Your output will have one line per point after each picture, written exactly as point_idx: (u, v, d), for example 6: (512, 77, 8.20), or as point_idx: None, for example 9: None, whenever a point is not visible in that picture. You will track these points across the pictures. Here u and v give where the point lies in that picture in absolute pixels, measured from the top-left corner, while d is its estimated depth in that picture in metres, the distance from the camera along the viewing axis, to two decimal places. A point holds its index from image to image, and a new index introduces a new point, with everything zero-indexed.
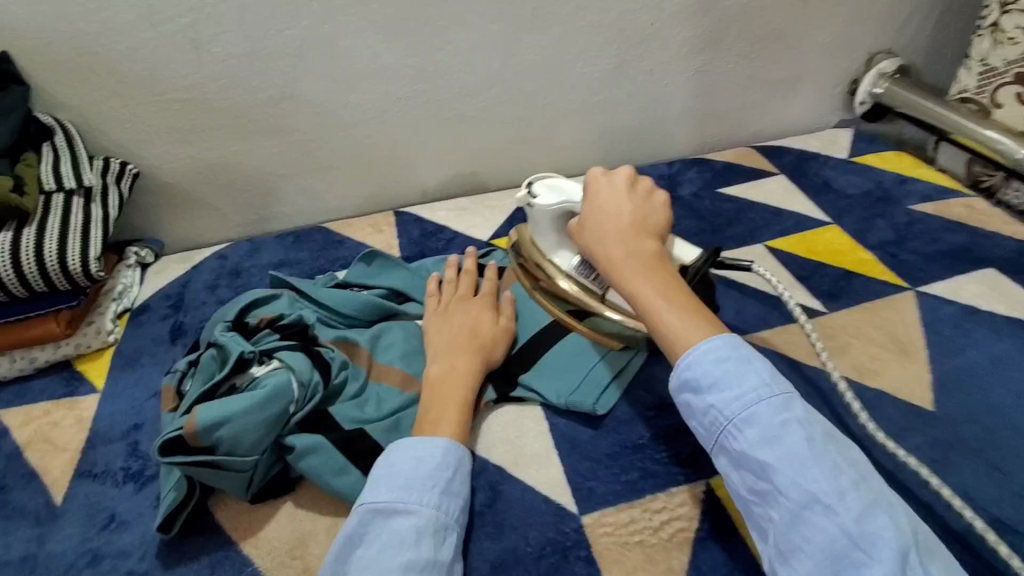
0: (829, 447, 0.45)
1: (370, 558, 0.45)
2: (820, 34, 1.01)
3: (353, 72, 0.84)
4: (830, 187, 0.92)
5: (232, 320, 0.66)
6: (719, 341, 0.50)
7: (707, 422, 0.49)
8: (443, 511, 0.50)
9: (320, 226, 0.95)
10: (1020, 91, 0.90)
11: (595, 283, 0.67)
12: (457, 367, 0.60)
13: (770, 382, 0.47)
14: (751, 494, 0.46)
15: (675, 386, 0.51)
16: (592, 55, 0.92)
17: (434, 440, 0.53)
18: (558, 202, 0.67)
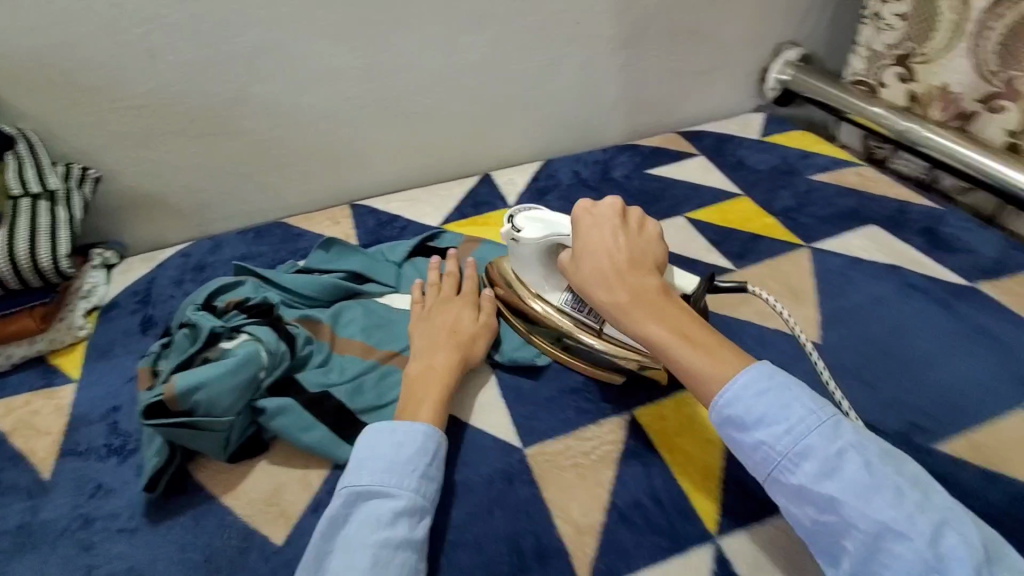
0: (888, 469, 0.45)
1: (353, 537, 0.49)
2: (729, 29, 1.12)
3: (304, 75, 0.91)
4: (743, 164, 1.04)
5: (201, 303, 0.73)
6: (755, 374, 0.50)
7: (758, 457, 0.49)
8: (420, 494, 0.54)
9: (279, 222, 1.01)
10: (900, 71, 1.02)
11: (590, 317, 0.66)
12: (436, 364, 0.63)
13: (817, 410, 0.48)
14: (816, 526, 0.46)
15: (719, 423, 0.51)
16: (525, 53, 1.01)
17: (414, 426, 0.57)
18: (545, 236, 0.66)
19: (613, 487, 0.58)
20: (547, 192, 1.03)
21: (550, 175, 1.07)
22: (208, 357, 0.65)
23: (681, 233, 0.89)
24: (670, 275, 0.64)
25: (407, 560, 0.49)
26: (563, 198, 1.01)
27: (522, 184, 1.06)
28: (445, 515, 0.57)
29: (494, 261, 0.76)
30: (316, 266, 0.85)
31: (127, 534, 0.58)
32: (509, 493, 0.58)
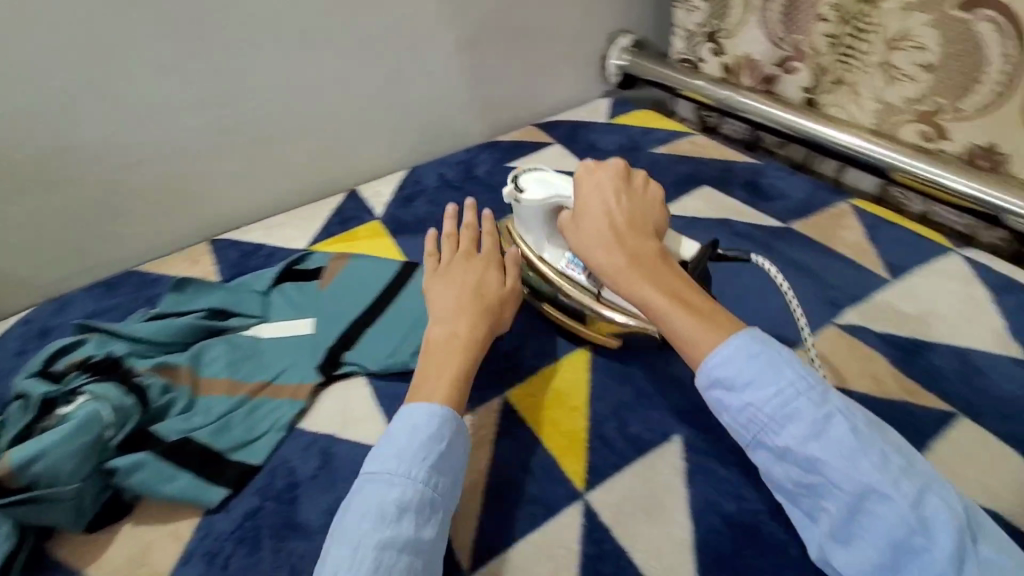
0: (873, 435, 0.49)
1: (353, 530, 0.49)
2: (565, 22, 1.20)
3: (132, 113, 0.86)
4: (594, 147, 1.11)
5: (33, 371, 0.67)
6: (743, 338, 0.53)
7: (743, 418, 0.52)
8: (429, 487, 0.52)
9: (133, 271, 0.94)
10: (712, 47, 1.13)
11: (590, 281, 0.68)
12: (458, 333, 0.63)
13: (809, 376, 0.51)
14: (798, 484, 0.50)
15: (705, 385, 0.54)
16: (369, 64, 1.01)
17: (430, 409, 0.56)
18: (548, 196, 0.69)
19: (489, 467, 0.60)
20: (413, 198, 1.04)
21: (416, 181, 1.08)
22: (44, 426, 0.60)
23: None
24: (675, 243, 0.65)
25: (410, 559, 0.48)
26: (429, 201, 1.03)
27: (389, 193, 1.06)
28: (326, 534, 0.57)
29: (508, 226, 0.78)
30: (171, 308, 0.80)
31: None
32: None
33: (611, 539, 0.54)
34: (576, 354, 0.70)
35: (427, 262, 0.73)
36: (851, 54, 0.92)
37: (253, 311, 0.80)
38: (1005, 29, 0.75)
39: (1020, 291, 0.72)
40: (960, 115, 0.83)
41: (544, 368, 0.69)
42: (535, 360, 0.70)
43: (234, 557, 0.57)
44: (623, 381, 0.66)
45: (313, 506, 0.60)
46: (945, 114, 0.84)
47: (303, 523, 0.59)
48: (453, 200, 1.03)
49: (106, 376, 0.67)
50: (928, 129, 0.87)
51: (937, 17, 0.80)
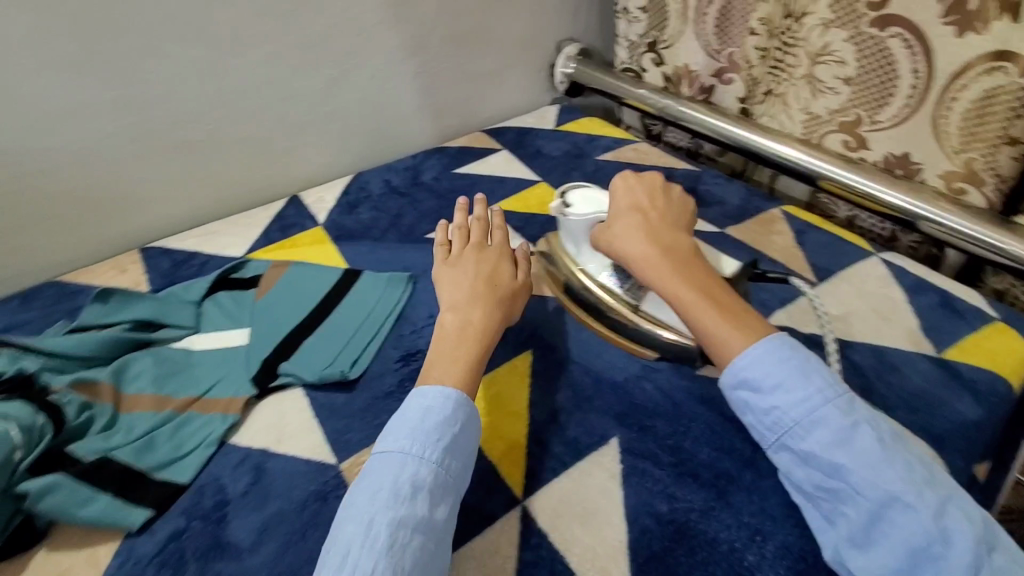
0: (897, 447, 0.51)
1: (363, 507, 0.49)
2: (511, 30, 1.21)
3: (50, 113, 0.82)
4: (540, 153, 1.12)
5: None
6: (776, 343, 0.56)
7: (770, 422, 0.55)
8: (442, 469, 0.53)
9: (53, 281, 0.89)
10: (653, 57, 1.17)
11: (630, 292, 0.70)
12: (472, 319, 0.64)
13: (836, 386, 0.53)
14: (818, 489, 0.52)
15: (731, 386, 0.57)
16: (309, 68, 0.99)
17: (444, 390, 0.57)
18: (592, 212, 0.72)
19: None
20: (357, 204, 1.02)
21: (361, 187, 1.06)
22: None
23: None
24: (716, 261, 0.67)
25: (421, 537, 0.48)
26: (374, 208, 1.01)
27: (332, 199, 1.04)
28: (255, 554, 0.55)
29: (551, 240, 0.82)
30: (93, 321, 0.76)
31: None
32: (324, 510, 0.57)
33: (547, 544, 0.54)
34: (520, 360, 0.70)
35: (438, 251, 0.74)
36: (778, 66, 0.98)
37: (184, 323, 0.77)
38: (912, 45, 0.80)
39: (932, 291, 0.77)
40: (877, 125, 0.88)
41: (489, 374, 0.69)
42: None
43: None
44: (563, 387, 0.67)
45: (240, 524, 0.57)
46: (864, 125, 0.90)
47: (231, 543, 0.56)
48: (399, 206, 1.02)
49: (16, 394, 0.62)
50: (850, 139, 0.93)
51: (852, 33, 0.85)
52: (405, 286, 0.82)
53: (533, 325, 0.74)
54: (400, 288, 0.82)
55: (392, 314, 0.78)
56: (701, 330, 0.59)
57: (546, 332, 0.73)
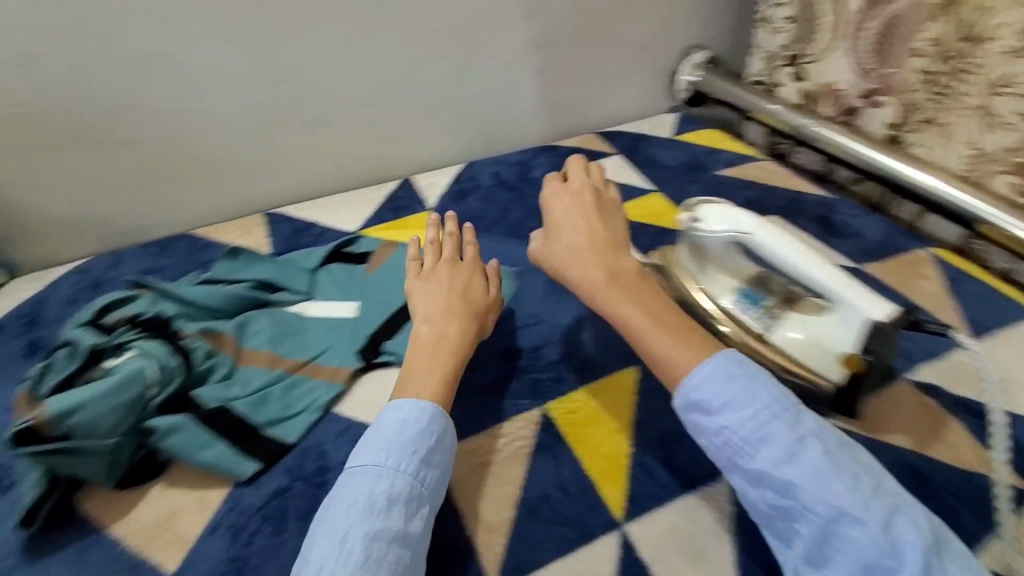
0: (843, 457, 0.50)
1: (337, 521, 0.48)
2: (638, 33, 1.17)
3: (205, 79, 0.87)
4: (657, 161, 1.08)
5: (87, 320, 0.68)
6: (721, 359, 0.55)
7: (720, 441, 0.53)
8: (419, 480, 0.52)
9: (186, 234, 0.95)
10: (793, 72, 1.10)
11: (756, 322, 0.67)
12: (448, 333, 0.63)
13: (783, 399, 0.52)
14: (772, 508, 0.50)
15: (683, 407, 0.55)
16: (439, 55, 1.00)
17: (414, 402, 0.56)
18: (725, 232, 0.67)
19: (524, 482, 0.58)
20: (466, 193, 1.02)
21: (471, 176, 1.06)
22: (89, 377, 0.60)
23: None
24: (862, 302, 0.58)
25: (399, 550, 0.48)
26: (483, 198, 1.01)
27: (443, 186, 1.05)
28: None
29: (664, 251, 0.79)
30: (222, 276, 0.81)
31: None
32: None
33: None
34: (625, 374, 0.67)
35: (410, 266, 0.72)
36: (943, 94, 0.88)
37: (301, 289, 0.80)
38: None
39: None
40: None
41: (591, 384, 0.66)
42: (580, 374, 0.68)
43: (259, 534, 0.56)
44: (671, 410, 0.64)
45: None
46: None
47: None
48: (508, 199, 1.00)
49: (154, 333, 0.67)
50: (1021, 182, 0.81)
51: None
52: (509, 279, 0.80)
53: None
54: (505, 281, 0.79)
55: None
56: (650, 355, 0.58)
57: None
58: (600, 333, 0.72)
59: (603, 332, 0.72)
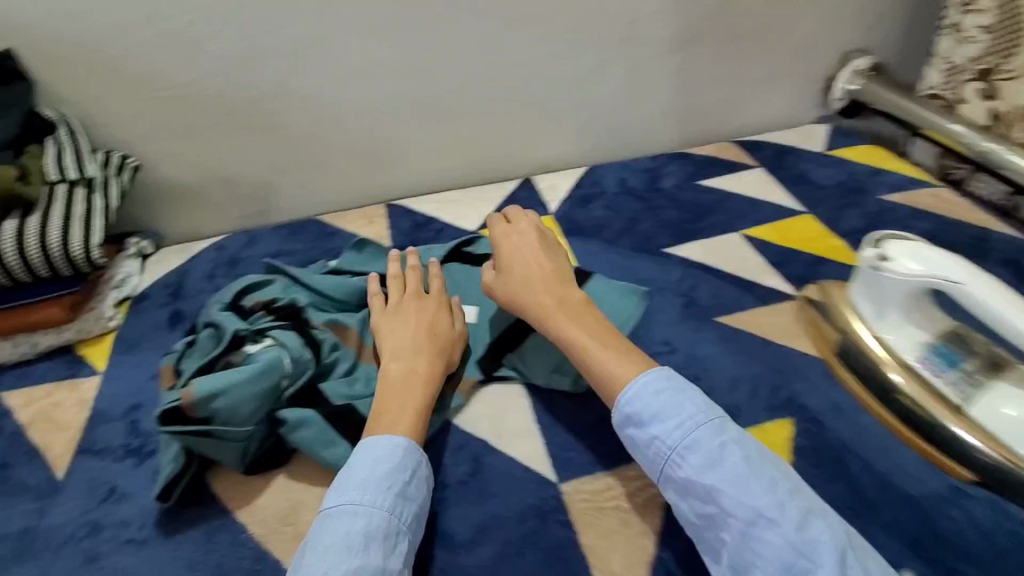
0: (763, 462, 0.50)
1: (314, 565, 0.45)
2: (795, 33, 1.05)
3: (345, 68, 0.87)
4: (806, 179, 0.97)
5: (229, 302, 0.70)
6: (658, 377, 0.55)
7: (652, 454, 0.53)
8: (395, 515, 0.50)
9: (313, 219, 0.97)
10: (981, 87, 0.95)
11: (950, 388, 0.58)
12: (418, 368, 0.60)
13: (708, 409, 0.53)
14: (698, 517, 0.49)
15: (619, 422, 0.55)
16: (576, 52, 0.95)
17: (391, 439, 0.53)
18: (923, 274, 0.57)
19: (659, 537, 0.53)
20: (590, 199, 0.96)
21: (595, 181, 1.00)
22: (230, 362, 0.61)
23: (739, 253, 0.82)
24: None
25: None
26: (608, 206, 0.94)
27: (566, 189, 0.99)
28: (471, 552, 0.52)
29: (822, 287, 0.71)
30: (349, 267, 0.80)
31: (135, 546, 0.56)
32: (543, 533, 0.53)
33: None
34: (776, 427, 0.60)
35: (374, 301, 0.68)
36: None
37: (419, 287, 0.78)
38: None
39: None
40: None
41: None
42: None
43: None
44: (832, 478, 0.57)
45: (457, 515, 0.55)
46: None
47: (447, 531, 0.54)
48: (636, 208, 0.93)
49: (288, 322, 0.67)
50: None
51: None
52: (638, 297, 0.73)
53: (793, 389, 0.63)
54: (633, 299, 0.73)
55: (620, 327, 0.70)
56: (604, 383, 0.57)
57: (813, 404, 0.62)
58: (744, 374, 0.65)
59: (748, 373, 0.65)
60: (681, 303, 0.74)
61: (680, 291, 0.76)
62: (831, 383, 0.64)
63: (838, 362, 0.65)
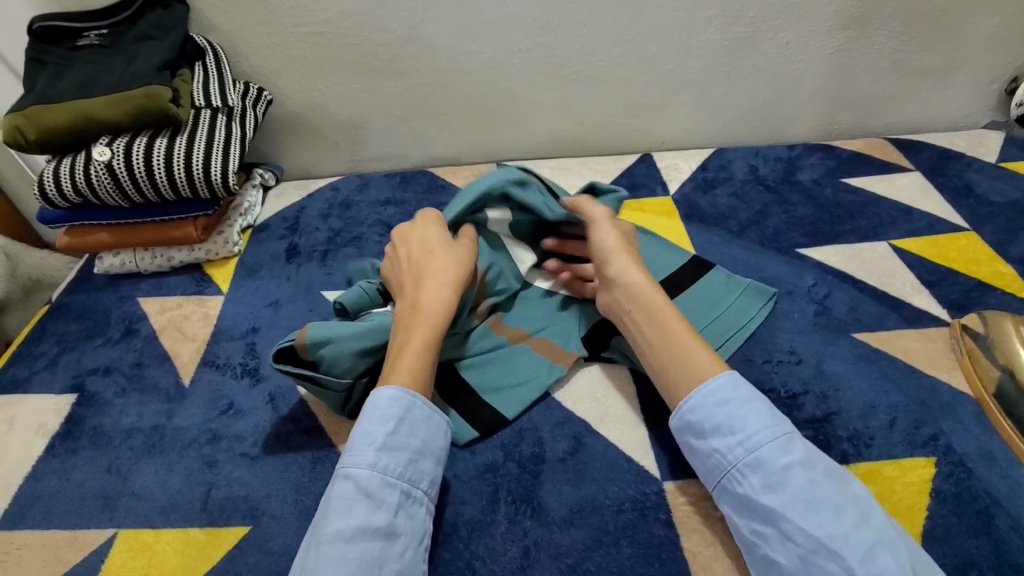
0: (832, 488, 0.46)
1: (312, 533, 0.47)
2: (990, 19, 0.89)
3: (480, 19, 0.84)
4: (972, 191, 0.85)
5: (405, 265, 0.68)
6: (731, 383, 0.51)
7: (710, 466, 0.50)
8: (379, 469, 0.49)
9: (424, 170, 0.97)
10: None
11: None
12: (423, 304, 0.58)
13: (773, 425, 0.49)
14: (753, 535, 0.47)
15: (678, 430, 0.53)
16: (725, 22, 0.86)
17: (382, 393, 0.53)
18: None
19: None
20: (714, 184, 0.90)
21: (722, 165, 0.93)
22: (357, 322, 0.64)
23: (884, 265, 0.74)
24: None
25: (367, 547, 0.45)
26: (735, 193, 0.87)
27: (689, 170, 0.93)
28: (566, 531, 0.52)
29: (982, 315, 0.63)
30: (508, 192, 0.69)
31: (248, 461, 0.59)
32: (643, 528, 0.52)
33: None
34: (918, 465, 0.54)
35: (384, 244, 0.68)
36: None
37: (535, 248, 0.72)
38: None
39: None
40: None
41: (863, 464, 0.55)
42: (851, 445, 0.56)
43: (472, 507, 0.54)
44: (974, 531, 0.50)
45: (554, 491, 0.54)
46: None
47: (542, 505, 0.54)
48: (766, 201, 0.86)
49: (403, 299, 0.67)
50: None
51: None
52: (764, 302, 0.68)
53: (938, 426, 0.57)
54: (759, 302, 0.68)
55: (740, 326, 0.66)
56: (678, 359, 0.54)
57: (960, 446, 0.56)
58: (881, 402, 0.59)
59: (885, 400, 0.59)
60: (812, 312, 0.68)
61: (812, 298, 0.70)
62: (985, 427, 0.57)
63: (995, 399, 0.58)
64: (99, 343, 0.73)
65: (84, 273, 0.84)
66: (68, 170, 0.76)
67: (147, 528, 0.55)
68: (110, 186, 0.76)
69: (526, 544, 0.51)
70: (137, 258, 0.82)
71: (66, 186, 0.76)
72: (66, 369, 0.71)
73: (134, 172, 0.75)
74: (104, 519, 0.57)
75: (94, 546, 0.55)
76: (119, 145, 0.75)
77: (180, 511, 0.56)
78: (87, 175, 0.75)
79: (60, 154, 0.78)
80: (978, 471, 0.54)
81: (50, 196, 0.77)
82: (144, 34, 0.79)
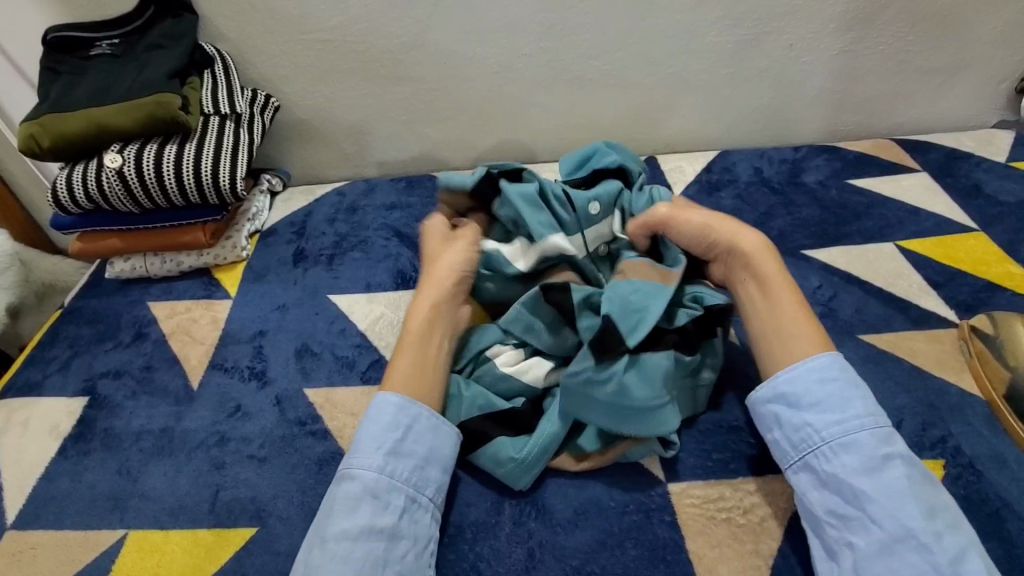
0: (926, 487, 0.47)
1: (317, 527, 0.48)
2: (996, 19, 0.89)
3: (484, 25, 0.85)
4: (981, 191, 0.84)
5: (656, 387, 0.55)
6: (831, 361, 0.53)
7: (798, 441, 0.51)
8: (386, 473, 0.51)
9: (430, 175, 0.97)
10: None
11: None
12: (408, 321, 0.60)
13: (876, 414, 0.50)
14: (830, 515, 0.48)
15: (769, 397, 0.54)
16: (729, 23, 0.86)
17: (387, 399, 0.55)
18: None
19: (774, 560, 0.49)
20: (719, 186, 0.89)
21: (726, 168, 0.92)
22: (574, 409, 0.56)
23: (890, 266, 0.74)
24: None
25: (371, 547, 0.47)
26: (739, 196, 0.87)
27: (693, 172, 0.93)
28: (572, 534, 0.52)
29: (989, 315, 0.63)
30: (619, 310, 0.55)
31: (256, 463, 0.60)
32: (648, 530, 0.52)
33: None
34: (928, 468, 0.54)
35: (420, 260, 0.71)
36: None
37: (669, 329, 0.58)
38: None
39: None
40: None
41: None
42: None
43: (475, 510, 0.54)
44: (984, 534, 0.50)
45: (557, 492, 0.55)
46: None
47: (547, 507, 0.54)
48: (771, 202, 0.86)
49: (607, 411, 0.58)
50: None
51: None
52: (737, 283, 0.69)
53: (947, 428, 0.57)
54: None
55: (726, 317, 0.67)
56: (781, 331, 0.55)
57: (969, 448, 0.55)
58: (888, 403, 0.59)
59: (892, 401, 0.59)
60: (817, 314, 0.68)
61: (817, 300, 0.69)
62: (995, 429, 0.56)
63: (1005, 402, 0.57)
64: (110, 347, 0.74)
65: (96, 278, 0.86)
66: (80, 177, 0.77)
67: (157, 529, 0.56)
68: (121, 192, 0.77)
69: (531, 545, 0.51)
70: (147, 263, 0.83)
71: (78, 192, 0.77)
72: (78, 373, 0.72)
73: (145, 178, 0.76)
74: (115, 519, 0.57)
75: (105, 546, 0.56)
76: (130, 152, 0.77)
77: (188, 512, 0.57)
78: (99, 181, 0.77)
79: (73, 161, 0.79)
80: (988, 473, 0.53)
81: (63, 203, 0.78)
82: (154, 43, 0.81)
